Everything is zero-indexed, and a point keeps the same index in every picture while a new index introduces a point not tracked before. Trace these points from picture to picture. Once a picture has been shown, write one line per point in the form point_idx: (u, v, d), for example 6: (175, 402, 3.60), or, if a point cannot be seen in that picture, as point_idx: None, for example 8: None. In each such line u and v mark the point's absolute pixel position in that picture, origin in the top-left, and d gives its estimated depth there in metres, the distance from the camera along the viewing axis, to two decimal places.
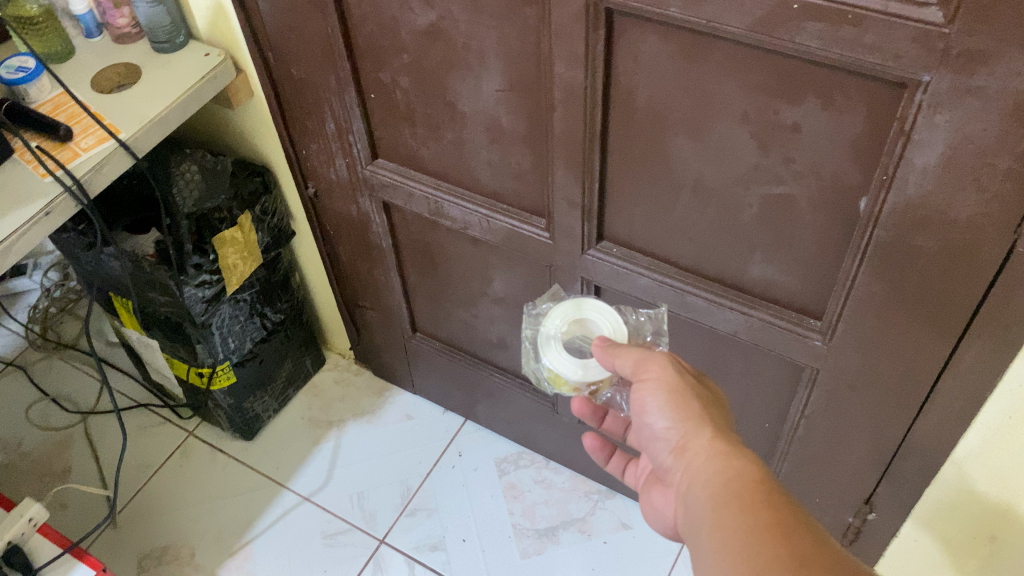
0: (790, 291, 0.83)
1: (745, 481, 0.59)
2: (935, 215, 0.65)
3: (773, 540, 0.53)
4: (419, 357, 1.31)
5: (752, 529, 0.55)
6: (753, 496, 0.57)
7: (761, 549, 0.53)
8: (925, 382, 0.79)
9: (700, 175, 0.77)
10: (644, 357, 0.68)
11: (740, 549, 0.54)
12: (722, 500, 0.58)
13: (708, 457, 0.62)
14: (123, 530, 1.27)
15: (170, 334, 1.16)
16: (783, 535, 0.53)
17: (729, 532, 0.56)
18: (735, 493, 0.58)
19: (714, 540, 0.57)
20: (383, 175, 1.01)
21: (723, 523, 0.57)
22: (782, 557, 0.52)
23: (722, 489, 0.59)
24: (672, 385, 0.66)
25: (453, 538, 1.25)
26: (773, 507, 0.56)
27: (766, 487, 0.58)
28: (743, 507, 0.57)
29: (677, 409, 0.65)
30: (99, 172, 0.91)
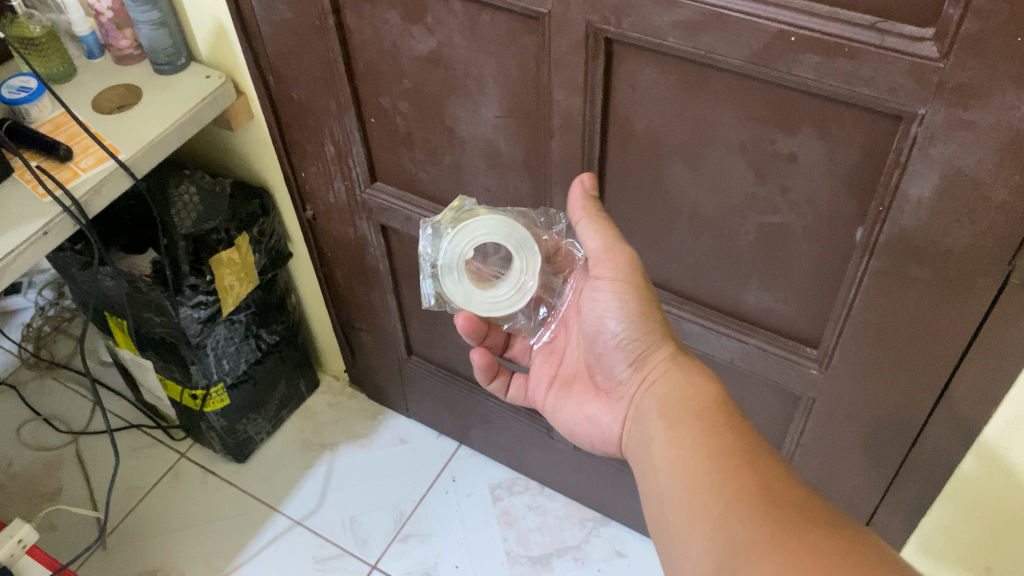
0: (786, 319, 0.83)
1: (704, 405, 0.63)
2: (930, 246, 0.66)
3: (741, 470, 0.56)
4: (413, 380, 1.31)
5: (716, 454, 0.58)
6: (715, 424, 0.61)
7: (728, 474, 0.56)
8: (920, 412, 0.79)
9: (697, 203, 0.78)
10: (610, 246, 0.70)
11: (706, 473, 0.57)
12: (683, 424, 0.62)
13: (669, 372, 0.67)
14: (112, 552, 1.25)
15: (164, 355, 1.15)
16: (750, 466, 0.56)
17: (692, 456, 0.59)
18: (697, 415, 0.62)
19: (677, 463, 0.60)
20: (381, 199, 1.01)
21: (684, 441, 0.60)
22: (752, 485, 0.55)
23: (681, 406, 0.64)
24: (636, 285, 0.69)
25: (446, 564, 1.23)
26: (734, 433, 0.60)
27: (721, 406, 0.62)
28: (705, 430, 0.60)
29: (642, 312, 0.69)
30: (98, 193, 0.91)
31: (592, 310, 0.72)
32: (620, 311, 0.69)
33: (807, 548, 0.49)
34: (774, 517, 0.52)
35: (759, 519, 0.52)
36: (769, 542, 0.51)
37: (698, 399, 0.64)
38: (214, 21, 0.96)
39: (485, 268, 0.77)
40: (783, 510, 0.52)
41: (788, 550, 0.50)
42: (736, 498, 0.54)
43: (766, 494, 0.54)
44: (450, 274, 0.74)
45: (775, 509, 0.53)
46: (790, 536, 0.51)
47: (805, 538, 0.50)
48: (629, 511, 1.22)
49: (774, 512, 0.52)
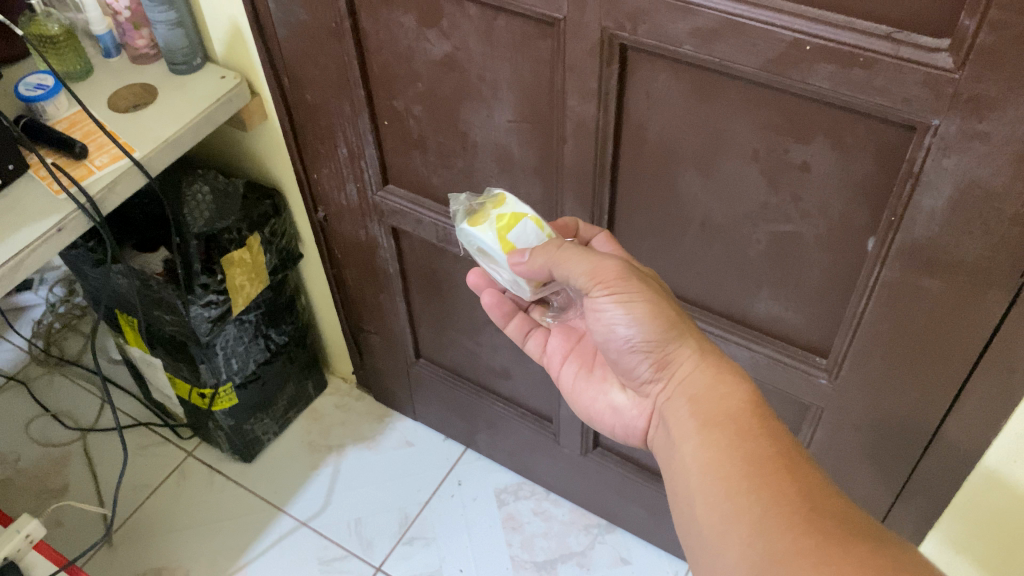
0: (796, 328, 0.83)
1: (737, 404, 0.62)
2: (941, 257, 0.66)
3: (778, 475, 0.56)
4: (421, 383, 1.31)
5: (752, 458, 0.58)
6: (750, 424, 0.60)
7: (766, 479, 0.56)
8: (929, 424, 0.79)
9: (709, 211, 0.78)
10: (599, 267, 0.68)
11: (742, 478, 0.57)
12: (717, 424, 0.62)
13: (698, 371, 0.66)
14: (118, 549, 1.26)
15: (173, 353, 1.16)
16: (788, 471, 0.56)
17: (727, 459, 0.59)
18: (731, 415, 0.62)
19: (711, 464, 0.59)
20: (394, 202, 1.01)
21: (719, 443, 0.60)
22: (791, 493, 0.55)
23: (715, 407, 0.63)
24: (639, 294, 0.67)
25: (451, 568, 1.23)
26: (770, 435, 0.59)
27: (755, 407, 0.62)
28: (740, 431, 0.60)
29: (650, 317, 0.67)
30: (112, 191, 0.92)
31: (605, 331, 0.70)
32: (633, 322, 0.67)
33: (853, 560, 0.49)
34: (817, 529, 0.52)
35: (798, 527, 0.52)
36: (812, 551, 0.51)
37: (732, 396, 0.63)
38: (230, 22, 0.97)
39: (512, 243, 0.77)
40: (824, 521, 0.52)
41: (829, 561, 0.50)
42: (774, 505, 0.54)
43: (805, 502, 0.54)
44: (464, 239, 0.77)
45: (816, 519, 0.53)
46: (832, 545, 0.51)
47: (851, 552, 0.50)
48: (635, 518, 1.22)
49: (815, 522, 0.52)
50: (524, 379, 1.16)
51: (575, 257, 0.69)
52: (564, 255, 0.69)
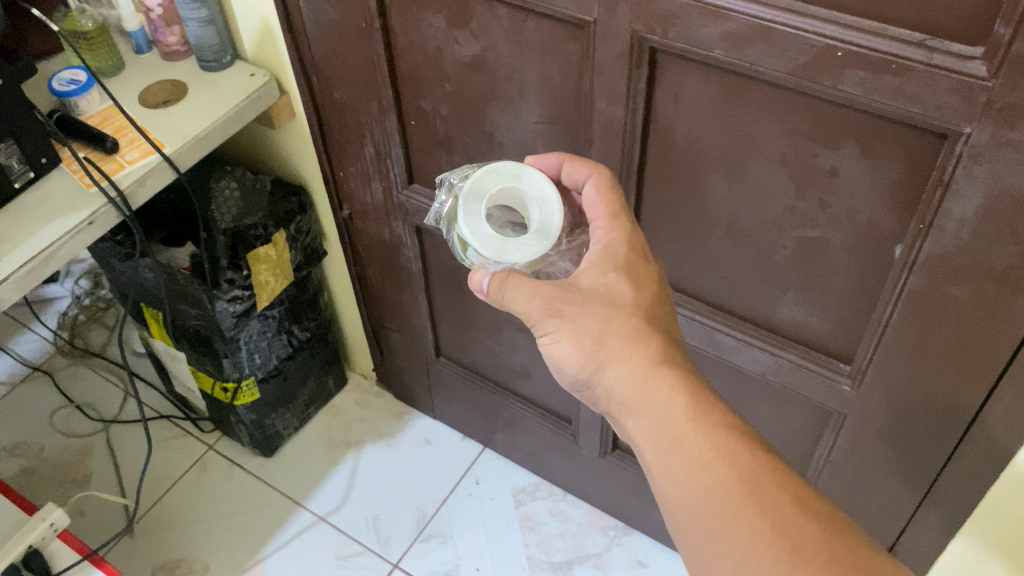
0: (820, 334, 0.83)
1: (677, 423, 0.57)
2: (970, 265, 0.66)
3: (746, 509, 0.52)
4: (441, 381, 1.32)
5: (717, 491, 0.53)
6: (703, 448, 0.55)
7: (735, 518, 0.51)
8: (953, 432, 0.78)
9: (735, 215, 0.78)
10: (528, 302, 0.65)
11: (712, 517, 0.53)
12: (667, 454, 0.57)
13: (632, 392, 0.60)
14: (138, 540, 1.27)
15: (197, 347, 1.17)
16: (757, 499, 0.52)
17: (690, 494, 0.54)
18: (676, 440, 0.56)
19: (679, 502, 0.55)
20: (418, 201, 1.02)
21: (677, 478, 0.55)
22: (766, 530, 0.50)
23: (657, 434, 0.58)
24: (562, 328, 0.63)
25: (467, 566, 1.24)
26: (726, 456, 0.54)
27: (699, 426, 0.56)
28: (694, 460, 0.55)
29: (574, 351, 0.63)
30: (142, 186, 0.93)
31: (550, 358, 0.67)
32: (563, 358, 0.64)
33: None
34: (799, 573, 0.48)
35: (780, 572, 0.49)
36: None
37: (669, 417, 0.57)
38: (261, 21, 0.98)
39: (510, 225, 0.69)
40: (809, 559, 0.48)
41: None
42: (750, 546, 0.50)
43: (784, 537, 0.50)
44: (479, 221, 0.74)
45: (800, 560, 0.49)
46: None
47: None
48: (651, 521, 1.22)
49: (800, 565, 0.48)
50: (545, 379, 1.16)
51: (510, 293, 0.66)
52: (500, 294, 0.67)
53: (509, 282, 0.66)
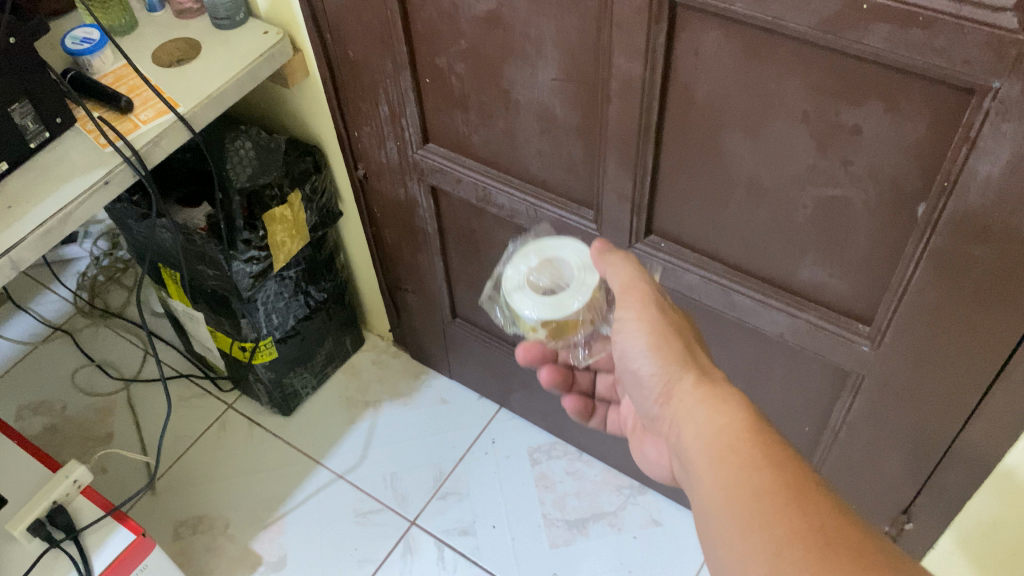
0: (839, 294, 0.82)
1: (735, 433, 0.60)
2: (995, 223, 0.64)
3: (789, 510, 0.53)
4: (457, 342, 1.32)
5: (761, 494, 0.55)
6: (756, 457, 0.57)
7: (776, 518, 0.53)
8: (973, 392, 0.78)
9: (756, 173, 0.77)
10: (629, 282, 0.71)
11: (753, 514, 0.54)
12: (719, 458, 0.59)
13: (694, 402, 0.64)
14: (160, 496, 1.30)
15: (215, 308, 1.17)
16: (798, 505, 0.54)
17: (735, 496, 0.56)
18: (732, 446, 0.59)
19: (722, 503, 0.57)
20: (433, 160, 1.01)
21: (725, 480, 0.58)
22: (804, 529, 0.52)
23: (717, 440, 0.61)
24: (652, 323, 0.69)
25: (483, 523, 1.25)
26: (776, 465, 0.57)
27: (757, 436, 0.59)
28: (744, 464, 0.57)
29: (658, 350, 0.68)
30: (157, 145, 0.93)
31: (620, 352, 0.72)
32: (644, 354, 0.69)
33: None
34: (830, 565, 0.50)
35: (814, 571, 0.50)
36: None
37: (728, 427, 0.61)
38: None
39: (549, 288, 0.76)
40: (839, 553, 0.50)
41: None
42: (790, 542, 0.52)
43: (822, 535, 0.52)
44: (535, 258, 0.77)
45: (832, 554, 0.50)
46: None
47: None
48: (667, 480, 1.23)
49: (832, 559, 0.50)
50: None
51: (618, 263, 0.73)
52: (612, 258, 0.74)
53: (629, 262, 0.72)
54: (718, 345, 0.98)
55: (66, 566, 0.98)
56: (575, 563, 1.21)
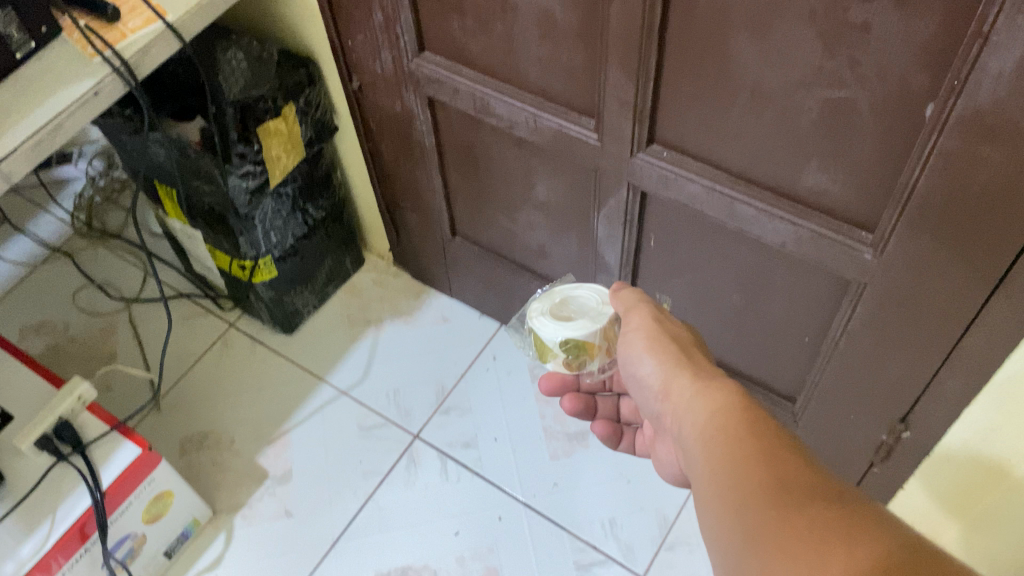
0: (843, 202, 0.80)
1: (726, 412, 0.60)
2: (1006, 123, 0.62)
3: (756, 465, 0.54)
4: (458, 261, 1.32)
5: (736, 459, 0.55)
6: (738, 429, 0.58)
7: (745, 473, 0.54)
8: (974, 300, 0.77)
9: (760, 76, 0.75)
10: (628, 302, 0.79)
11: (729, 475, 0.55)
12: (707, 437, 0.59)
13: (689, 395, 0.65)
14: (166, 413, 1.31)
15: (213, 225, 1.17)
16: (767, 459, 0.54)
17: (717, 466, 0.56)
18: (719, 425, 0.60)
19: (703, 474, 0.58)
20: (430, 69, 0.99)
21: (711, 454, 0.58)
22: (766, 477, 0.53)
23: (707, 422, 0.61)
24: (647, 330, 0.74)
25: (486, 437, 1.27)
26: (758, 433, 0.57)
27: (744, 413, 0.59)
28: (730, 438, 0.57)
29: (653, 349, 0.72)
30: (147, 55, 0.90)
31: (624, 369, 0.76)
32: (640, 356, 0.73)
33: (804, 521, 0.49)
34: (781, 502, 0.50)
35: (773, 517, 0.50)
36: (789, 546, 0.48)
37: (716, 410, 0.61)
38: None
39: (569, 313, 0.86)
40: (793, 494, 0.51)
41: (794, 529, 0.48)
42: (751, 491, 0.52)
43: (780, 482, 0.52)
44: (559, 294, 0.87)
45: (786, 494, 0.51)
46: (811, 541, 0.47)
47: (806, 514, 0.49)
48: None
49: (784, 499, 0.51)
50: (562, 257, 1.16)
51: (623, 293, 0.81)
52: (621, 291, 0.82)
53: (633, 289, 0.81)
54: (721, 256, 0.97)
55: (75, 479, 0.99)
56: (576, 476, 1.22)
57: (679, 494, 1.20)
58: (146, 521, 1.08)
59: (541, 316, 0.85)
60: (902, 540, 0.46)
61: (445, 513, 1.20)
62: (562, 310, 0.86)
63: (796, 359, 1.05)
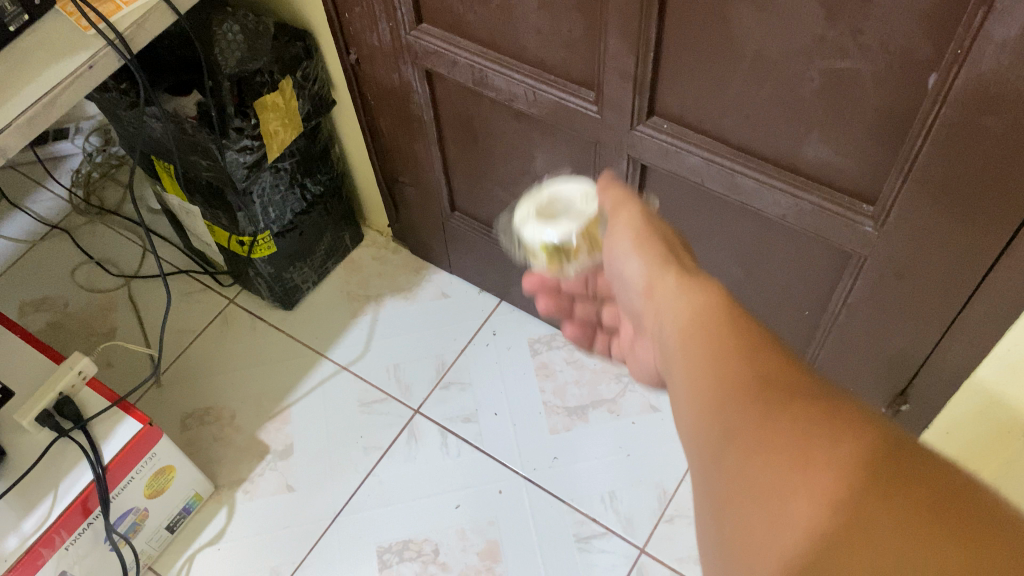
0: (844, 173, 0.80)
1: (705, 309, 0.56)
2: (1009, 92, 0.62)
3: (737, 363, 0.50)
4: (457, 236, 1.31)
5: (716, 357, 0.51)
6: (719, 324, 0.54)
7: (724, 372, 0.50)
8: (975, 271, 0.77)
9: (762, 46, 0.74)
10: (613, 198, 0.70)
11: (706, 375, 0.51)
12: (683, 335, 0.55)
13: (675, 293, 0.60)
14: (167, 389, 1.32)
15: (211, 200, 1.16)
16: (749, 356, 0.50)
17: (693, 365, 0.52)
18: (699, 322, 0.55)
19: (679, 368, 0.54)
20: (428, 42, 0.98)
21: (688, 354, 0.53)
22: (747, 374, 0.49)
23: (688, 319, 0.56)
24: (633, 228, 0.67)
25: (486, 411, 1.27)
26: (742, 330, 0.52)
27: (727, 312, 0.55)
28: (709, 336, 0.53)
29: (640, 246, 0.66)
30: (141, 28, 0.90)
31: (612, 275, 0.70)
32: (626, 256, 0.66)
33: (787, 419, 0.45)
34: (763, 399, 0.46)
35: (752, 415, 0.46)
36: (773, 434, 0.44)
37: (696, 308, 0.57)
38: None
39: (553, 211, 0.72)
40: (774, 390, 0.47)
41: (775, 427, 0.45)
42: (731, 389, 0.48)
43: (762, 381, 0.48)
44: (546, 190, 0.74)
45: (768, 391, 0.47)
46: (791, 440, 0.44)
47: (789, 413, 0.45)
48: None
49: (766, 396, 0.47)
50: None
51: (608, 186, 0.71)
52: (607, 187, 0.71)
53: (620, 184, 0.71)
54: (721, 228, 0.97)
55: (76, 455, 0.99)
56: (575, 449, 1.23)
57: (679, 467, 1.20)
58: (148, 496, 1.08)
59: (523, 218, 0.72)
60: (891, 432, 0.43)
61: (444, 487, 1.21)
62: (548, 209, 0.73)
63: (796, 332, 1.05)
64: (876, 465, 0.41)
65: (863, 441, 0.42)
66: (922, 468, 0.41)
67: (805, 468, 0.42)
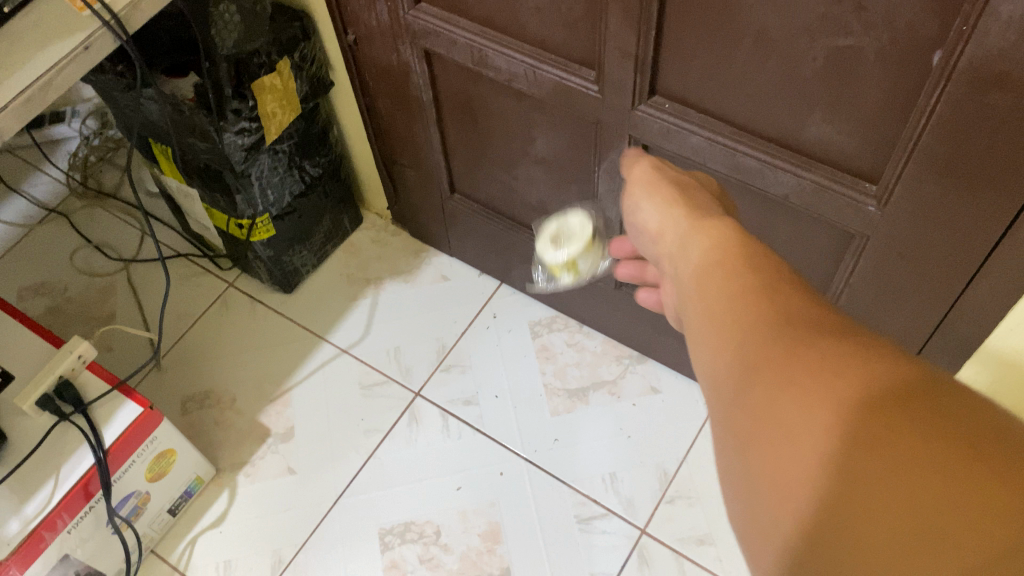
0: (847, 153, 0.79)
1: (725, 244, 0.52)
2: (1015, 69, 0.61)
3: (759, 301, 0.46)
4: (456, 218, 1.31)
5: (735, 292, 0.48)
6: (736, 258, 0.50)
7: (744, 309, 0.46)
8: (978, 250, 0.77)
9: (765, 23, 0.73)
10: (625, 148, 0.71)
11: (725, 311, 0.48)
12: (701, 271, 0.52)
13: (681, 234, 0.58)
14: (167, 372, 1.32)
15: (209, 183, 1.16)
16: (772, 293, 0.46)
17: (711, 302, 0.49)
18: (719, 256, 0.51)
19: (698, 307, 0.50)
20: (427, 21, 0.97)
21: (705, 289, 0.50)
22: (772, 313, 0.45)
23: (703, 255, 0.53)
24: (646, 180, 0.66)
25: (487, 394, 1.27)
26: (763, 265, 0.49)
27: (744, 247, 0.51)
28: (727, 270, 0.50)
29: (651, 192, 0.64)
30: (137, 9, 0.89)
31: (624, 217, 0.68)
32: (638, 206, 0.65)
33: (814, 356, 0.42)
34: (788, 337, 0.43)
35: (777, 351, 0.43)
36: (784, 370, 0.42)
37: (712, 245, 0.53)
38: None
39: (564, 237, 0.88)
40: (799, 328, 0.44)
41: (799, 365, 0.42)
42: (753, 327, 0.45)
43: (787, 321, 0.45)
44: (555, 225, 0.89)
45: (793, 329, 0.44)
46: (814, 378, 0.41)
47: (814, 352, 0.42)
48: (666, 350, 1.23)
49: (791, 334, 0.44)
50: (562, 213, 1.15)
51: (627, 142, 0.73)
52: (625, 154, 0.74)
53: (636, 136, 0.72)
54: None
55: (78, 439, 0.99)
56: (576, 431, 1.23)
57: (679, 448, 1.20)
58: (149, 479, 1.08)
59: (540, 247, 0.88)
60: (918, 367, 0.40)
61: (445, 468, 1.21)
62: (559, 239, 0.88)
63: None
64: (889, 400, 0.38)
65: (887, 381, 0.39)
66: (953, 410, 0.38)
67: (815, 404, 0.40)
